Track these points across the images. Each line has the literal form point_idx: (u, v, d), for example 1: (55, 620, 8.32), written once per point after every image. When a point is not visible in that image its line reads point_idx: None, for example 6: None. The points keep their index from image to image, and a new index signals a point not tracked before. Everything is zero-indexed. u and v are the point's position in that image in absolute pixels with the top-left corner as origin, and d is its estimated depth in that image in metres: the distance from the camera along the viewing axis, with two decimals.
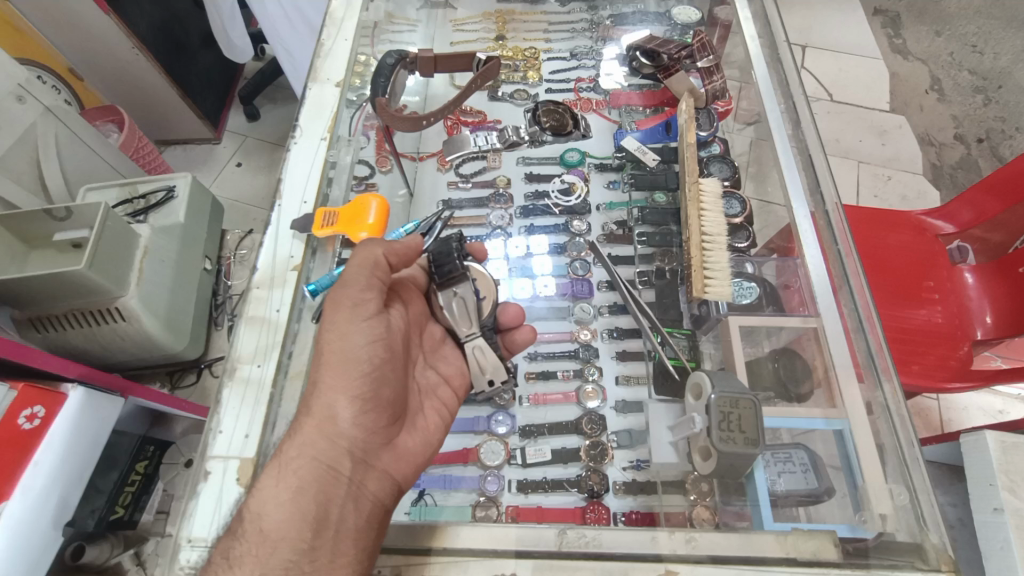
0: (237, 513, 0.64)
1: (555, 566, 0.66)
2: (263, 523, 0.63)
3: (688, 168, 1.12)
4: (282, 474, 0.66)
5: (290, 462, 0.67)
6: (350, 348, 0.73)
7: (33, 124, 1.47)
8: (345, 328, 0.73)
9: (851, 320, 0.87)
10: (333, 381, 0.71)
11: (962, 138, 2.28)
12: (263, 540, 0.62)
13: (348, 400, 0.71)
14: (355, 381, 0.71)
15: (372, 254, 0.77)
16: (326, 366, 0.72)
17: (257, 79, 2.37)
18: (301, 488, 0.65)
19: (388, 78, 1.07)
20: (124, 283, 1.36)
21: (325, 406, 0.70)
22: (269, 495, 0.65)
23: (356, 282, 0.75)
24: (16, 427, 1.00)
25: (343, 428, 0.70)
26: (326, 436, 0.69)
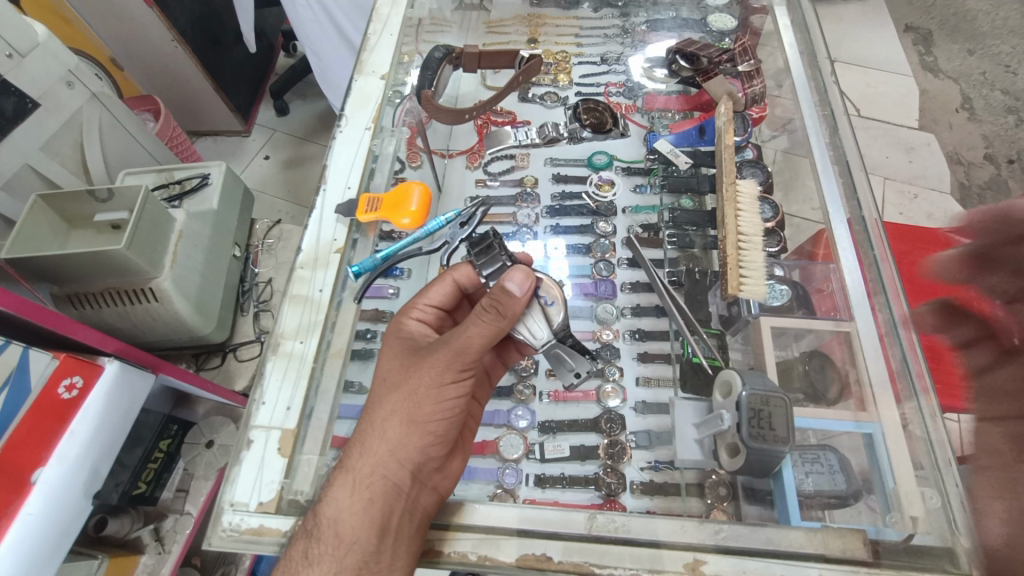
0: (310, 514, 0.67)
1: (585, 549, 0.67)
2: (339, 527, 0.66)
3: (726, 170, 1.12)
4: (356, 486, 0.68)
5: (364, 476, 0.69)
6: (436, 390, 0.72)
7: (80, 108, 1.52)
8: (437, 372, 0.72)
9: (885, 324, 0.87)
10: (411, 414, 0.72)
11: (992, 158, 2.25)
12: (339, 542, 0.65)
13: (422, 432, 0.72)
14: (432, 417, 0.72)
15: (493, 330, 0.72)
16: (405, 397, 0.72)
17: (290, 74, 2.42)
18: (373, 501, 0.68)
19: (434, 71, 1.17)
20: (158, 264, 1.41)
21: (402, 435, 0.71)
22: (343, 501, 0.68)
23: (468, 350, 0.72)
24: (56, 396, 1.03)
25: (415, 455, 0.71)
26: (397, 460, 0.70)
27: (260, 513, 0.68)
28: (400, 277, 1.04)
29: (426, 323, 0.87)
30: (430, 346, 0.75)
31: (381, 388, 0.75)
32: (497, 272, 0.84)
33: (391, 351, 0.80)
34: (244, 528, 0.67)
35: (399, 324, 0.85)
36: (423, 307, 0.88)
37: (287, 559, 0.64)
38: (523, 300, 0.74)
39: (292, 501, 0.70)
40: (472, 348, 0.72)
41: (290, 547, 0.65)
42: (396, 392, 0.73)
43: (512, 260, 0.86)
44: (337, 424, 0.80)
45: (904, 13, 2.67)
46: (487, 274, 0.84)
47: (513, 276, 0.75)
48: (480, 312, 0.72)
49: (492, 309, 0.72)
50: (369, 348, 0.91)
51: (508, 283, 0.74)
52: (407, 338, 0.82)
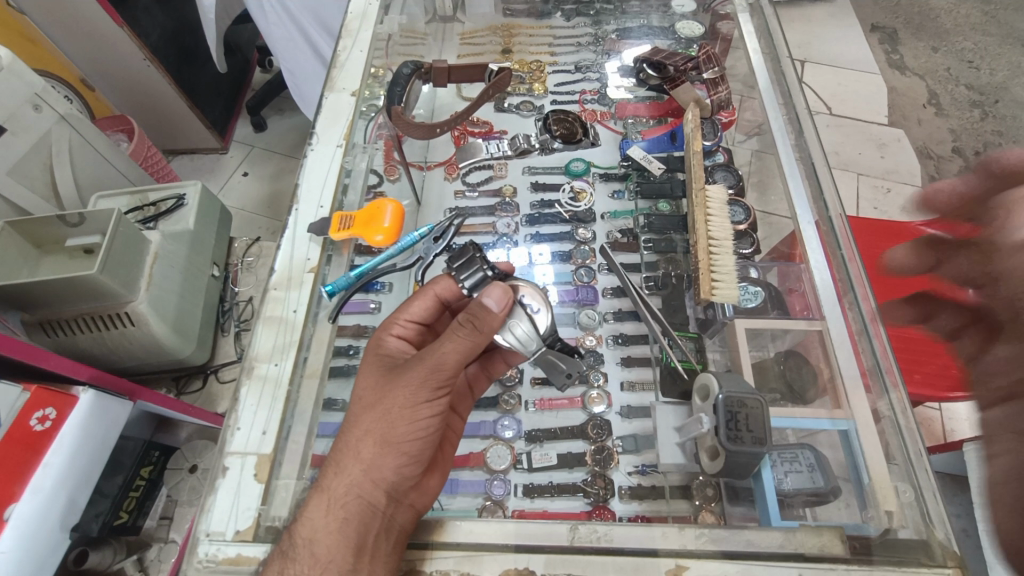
0: (287, 534, 0.66)
1: (566, 561, 0.67)
2: (315, 547, 0.65)
3: (695, 176, 1.13)
4: (331, 506, 0.68)
5: (339, 495, 0.68)
6: (412, 409, 0.71)
7: (48, 131, 1.49)
8: (413, 389, 0.72)
9: (855, 323, 0.88)
10: (385, 434, 0.71)
11: (960, 151, 2.31)
12: (315, 563, 0.64)
13: (397, 452, 0.71)
14: (407, 438, 0.71)
15: (469, 346, 0.72)
16: (379, 417, 0.71)
17: (266, 89, 2.40)
18: (348, 521, 0.67)
19: (404, 87, 1.13)
20: (133, 287, 1.38)
21: (377, 455, 0.70)
22: (319, 521, 0.67)
23: (443, 367, 0.72)
24: (29, 428, 1.00)
25: (391, 474, 0.71)
26: (373, 480, 0.70)
27: (238, 542, 0.67)
28: (382, 291, 1.04)
29: (406, 338, 0.87)
30: (406, 363, 0.75)
31: (356, 409, 0.74)
32: (479, 282, 0.85)
33: (369, 369, 0.79)
34: (221, 558, 0.66)
35: (378, 340, 0.84)
36: (404, 323, 0.87)
37: None
38: (501, 316, 0.75)
39: (270, 527, 0.69)
40: (448, 364, 0.72)
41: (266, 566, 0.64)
42: (370, 412, 0.72)
43: (492, 273, 0.86)
44: (316, 442, 0.79)
45: (870, 14, 2.74)
46: (471, 285, 0.84)
47: (491, 293, 0.76)
48: (456, 326, 0.72)
49: (469, 324, 0.72)
50: (352, 364, 0.92)
51: (486, 299, 0.75)
52: (385, 354, 0.82)
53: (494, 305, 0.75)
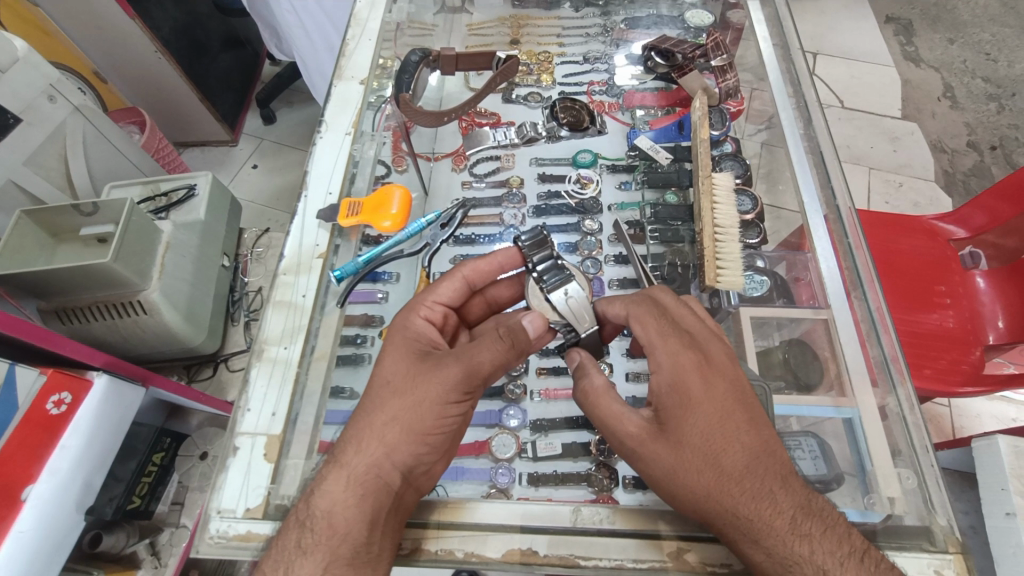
0: (303, 505, 0.67)
1: (569, 541, 0.71)
2: (333, 518, 0.66)
3: (701, 163, 1.13)
4: (350, 482, 0.69)
5: (359, 473, 0.69)
6: (440, 405, 0.73)
7: (63, 122, 1.51)
8: (445, 387, 0.73)
9: (860, 312, 0.89)
10: (411, 423, 0.72)
11: (975, 145, 2.28)
12: (332, 534, 0.65)
13: (420, 441, 0.72)
14: (432, 431, 0.73)
15: (504, 358, 0.74)
16: (409, 406, 0.72)
17: (276, 81, 2.42)
18: (365, 498, 0.68)
19: (411, 75, 1.09)
20: (146, 276, 1.40)
21: (401, 441, 0.71)
22: (338, 495, 0.68)
23: (479, 373, 0.74)
24: (46, 411, 1.03)
25: (411, 460, 0.72)
26: (393, 463, 0.71)
27: (248, 519, 0.69)
28: (388, 281, 1.03)
29: (433, 321, 0.87)
30: (439, 357, 0.76)
31: (383, 392, 0.74)
32: (550, 268, 0.87)
33: (395, 352, 0.79)
34: (232, 535, 0.68)
35: (406, 322, 0.83)
36: (432, 305, 0.87)
37: (279, 549, 0.64)
38: (534, 339, 0.77)
39: (278, 506, 0.70)
40: (481, 372, 0.74)
41: (275, 540, 0.66)
42: (399, 399, 0.73)
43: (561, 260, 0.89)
44: (324, 430, 0.79)
45: (885, 5, 2.70)
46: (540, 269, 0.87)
47: (531, 317, 0.79)
48: (495, 338, 0.73)
49: (507, 339, 0.73)
50: (359, 353, 0.91)
51: (522, 321, 0.77)
52: (413, 339, 0.81)
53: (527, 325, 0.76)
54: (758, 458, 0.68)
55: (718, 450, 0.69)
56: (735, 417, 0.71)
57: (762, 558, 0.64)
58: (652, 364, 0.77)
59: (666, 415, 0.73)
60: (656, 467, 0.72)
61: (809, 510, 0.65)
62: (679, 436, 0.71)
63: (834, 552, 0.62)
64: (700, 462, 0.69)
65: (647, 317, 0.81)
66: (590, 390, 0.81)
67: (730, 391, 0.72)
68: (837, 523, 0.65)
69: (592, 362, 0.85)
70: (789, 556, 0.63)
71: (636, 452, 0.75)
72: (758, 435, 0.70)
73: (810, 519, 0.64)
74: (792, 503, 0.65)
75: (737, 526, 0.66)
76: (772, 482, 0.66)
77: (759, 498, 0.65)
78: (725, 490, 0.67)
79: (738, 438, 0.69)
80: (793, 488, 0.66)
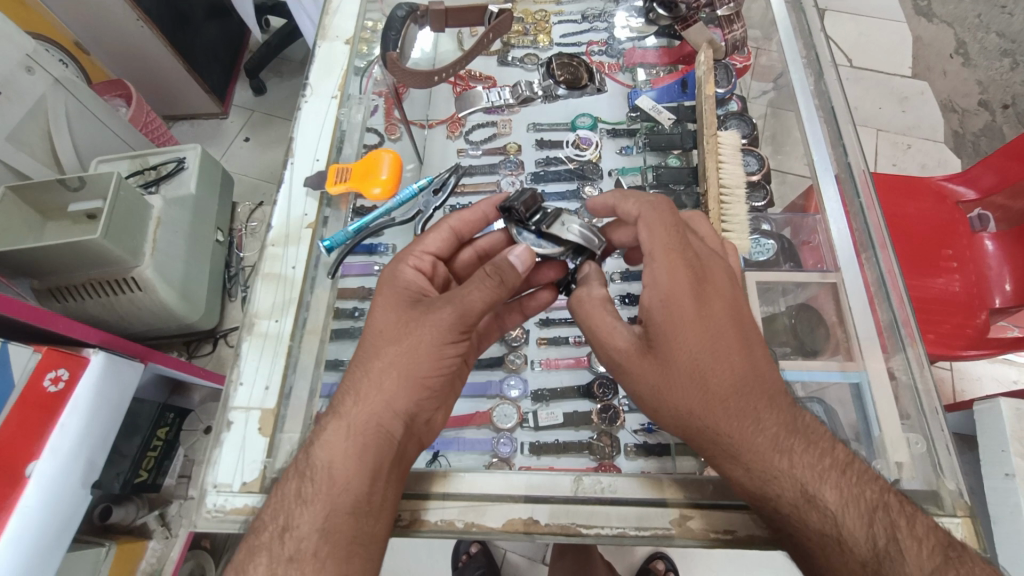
0: (303, 459, 0.67)
1: (570, 511, 0.70)
2: (333, 470, 0.66)
3: (707, 121, 1.07)
4: (350, 433, 0.68)
5: (358, 422, 0.69)
6: (437, 348, 0.72)
7: (44, 95, 1.46)
8: (438, 331, 0.72)
9: (872, 275, 0.86)
10: (409, 369, 0.71)
11: (986, 104, 2.20)
12: (333, 484, 0.65)
13: (420, 387, 0.72)
14: (431, 375, 0.72)
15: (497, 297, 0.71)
16: (404, 353, 0.71)
17: (264, 50, 2.32)
18: (366, 448, 0.67)
19: (399, 32, 1.00)
20: (138, 253, 1.38)
21: (399, 388, 0.71)
22: (338, 446, 0.67)
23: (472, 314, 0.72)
24: (43, 389, 1.01)
25: (412, 408, 0.72)
26: (393, 411, 0.70)
27: (244, 493, 0.69)
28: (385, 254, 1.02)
29: (423, 271, 0.83)
30: (432, 303, 0.74)
31: (377, 341, 0.73)
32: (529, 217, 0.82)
33: (387, 303, 0.77)
34: (229, 508, 0.68)
35: (394, 272, 0.80)
36: (420, 255, 0.84)
37: (281, 501, 0.65)
38: (523, 273, 0.73)
39: (274, 479, 0.70)
40: (475, 311, 0.72)
41: (275, 496, 0.66)
42: (395, 346, 0.72)
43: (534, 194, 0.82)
44: (319, 403, 0.79)
45: None
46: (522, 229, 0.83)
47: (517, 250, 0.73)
48: (483, 278, 0.70)
49: (495, 276, 0.70)
50: (357, 327, 0.91)
51: (509, 255, 0.72)
52: (404, 287, 0.78)
53: (517, 258, 0.72)
54: (746, 380, 0.70)
55: (708, 373, 0.70)
56: (728, 339, 0.71)
57: (740, 473, 0.68)
58: (647, 277, 0.74)
59: (656, 334, 0.73)
60: (643, 385, 0.74)
61: (793, 429, 0.68)
62: (671, 359, 0.71)
63: (814, 466, 0.65)
64: (689, 384, 0.70)
65: (648, 229, 0.77)
66: (585, 299, 0.80)
67: (727, 317, 0.73)
68: (823, 440, 0.68)
69: (599, 275, 0.83)
70: (767, 470, 0.66)
71: (622, 367, 0.76)
72: (748, 358, 0.71)
73: (792, 437, 0.67)
74: (776, 423, 0.68)
75: (717, 443, 0.69)
76: (758, 403, 0.69)
77: (743, 418, 0.68)
78: (710, 410, 0.69)
79: (730, 361, 0.70)
80: (779, 409, 0.69)
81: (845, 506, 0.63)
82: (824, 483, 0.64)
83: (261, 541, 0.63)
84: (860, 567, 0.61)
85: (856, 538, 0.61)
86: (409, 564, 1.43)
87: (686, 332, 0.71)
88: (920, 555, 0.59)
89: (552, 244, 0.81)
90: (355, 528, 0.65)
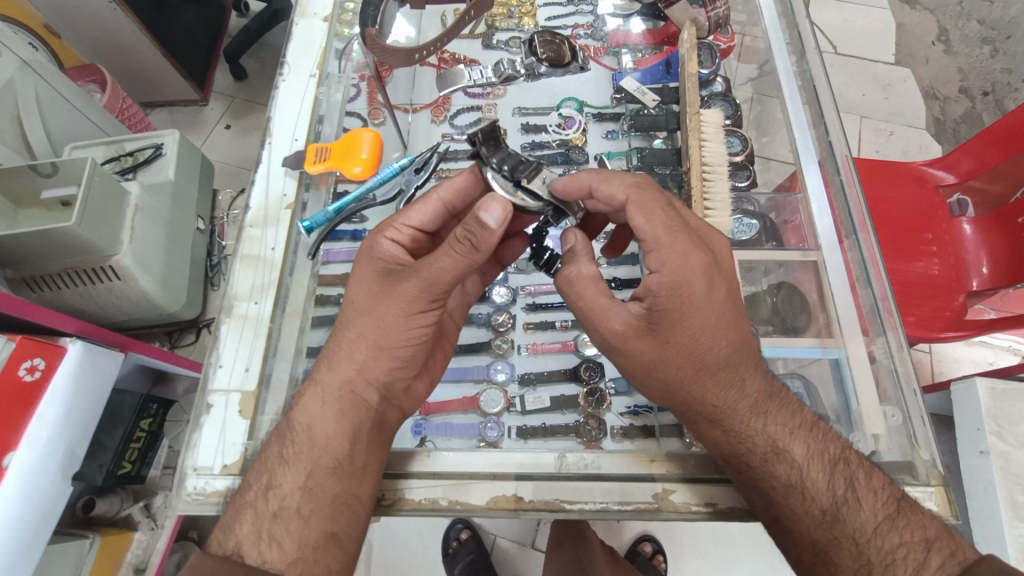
0: (284, 423, 0.70)
1: (554, 487, 0.71)
2: (314, 432, 0.69)
3: (689, 100, 1.07)
4: (326, 399, 0.71)
5: (333, 389, 0.71)
6: (404, 320, 0.71)
7: (12, 78, 1.41)
8: (406, 302, 0.71)
9: (853, 257, 0.87)
10: (377, 339, 0.72)
11: (967, 91, 2.17)
12: (313, 446, 0.69)
13: (389, 356, 0.73)
14: (398, 345, 0.73)
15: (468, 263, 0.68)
16: (372, 323, 0.72)
17: (243, 34, 2.25)
18: (343, 412, 0.70)
19: (377, 8, 0.98)
20: (116, 240, 1.34)
21: (369, 357, 0.72)
22: (315, 412, 0.70)
23: (440, 283, 0.70)
24: (18, 379, 0.98)
25: (385, 377, 0.74)
26: (365, 378, 0.72)
27: (226, 475, 0.69)
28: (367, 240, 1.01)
29: (401, 244, 0.80)
30: (399, 274, 0.72)
31: (349, 313, 0.74)
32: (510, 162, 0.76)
33: (361, 277, 0.75)
34: (210, 491, 0.68)
35: (371, 244, 0.78)
36: (400, 226, 0.79)
37: (264, 461, 0.68)
38: (500, 232, 0.67)
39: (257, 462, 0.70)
40: (444, 280, 0.69)
41: (263, 458, 0.68)
42: (364, 317, 0.73)
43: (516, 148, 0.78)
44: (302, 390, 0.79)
45: None
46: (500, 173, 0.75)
47: (490, 205, 0.66)
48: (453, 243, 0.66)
49: (467, 242, 0.66)
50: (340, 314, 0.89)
51: (483, 213, 0.65)
52: (379, 259, 0.77)
53: (491, 219, 0.65)
54: (741, 353, 0.72)
55: (704, 349, 0.71)
56: (724, 314, 0.72)
57: (718, 434, 0.72)
58: (653, 263, 0.71)
59: (660, 316, 0.71)
60: (637, 361, 0.75)
61: (770, 393, 0.72)
62: (668, 336, 0.72)
63: (786, 424, 0.71)
64: (682, 358, 0.72)
65: (643, 213, 0.73)
66: (574, 280, 0.77)
67: (726, 295, 0.72)
68: (792, 402, 0.73)
69: (587, 248, 0.80)
70: (743, 431, 0.70)
71: (619, 348, 0.76)
72: (741, 333, 0.72)
73: (770, 401, 0.72)
74: (758, 389, 0.72)
75: (702, 410, 0.73)
76: (745, 372, 0.72)
77: (729, 386, 0.71)
78: (700, 381, 0.72)
79: (724, 336, 0.71)
80: (761, 376, 0.73)
81: (810, 460, 0.68)
82: (794, 438, 0.70)
83: (247, 499, 0.66)
84: (818, 514, 0.66)
85: (818, 488, 0.67)
86: (399, 552, 1.43)
87: (679, 308, 0.70)
88: (874, 504, 0.65)
89: (532, 198, 0.76)
90: (337, 488, 0.67)
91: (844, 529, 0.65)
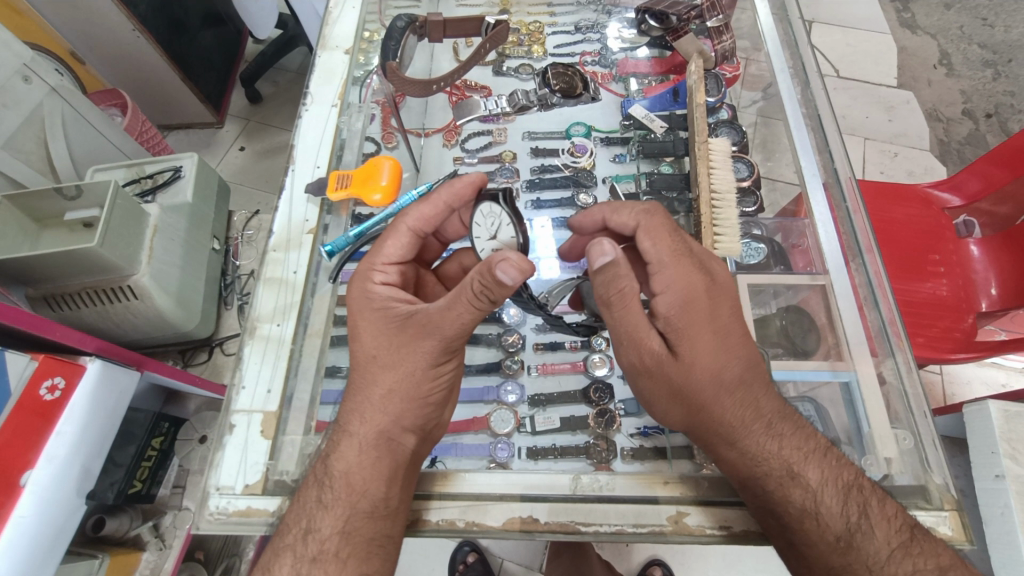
0: (319, 468, 0.70)
1: (570, 509, 0.71)
2: (351, 478, 0.69)
3: (698, 129, 1.10)
4: (364, 447, 0.71)
5: (369, 439, 0.71)
6: (430, 371, 0.75)
7: (40, 103, 1.46)
8: (429, 357, 0.74)
9: (859, 278, 0.89)
10: (410, 392, 0.74)
11: (970, 113, 2.26)
12: (351, 491, 0.69)
13: (422, 404, 0.74)
14: (429, 394, 0.75)
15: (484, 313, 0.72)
16: (401, 378, 0.73)
17: (259, 60, 2.33)
18: (379, 459, 0.70)
19: (398, 42, 1.02)
20: (135, 260, 1.38)
21: (401, 409, 0.73)
22: (352, 458, 0.70)
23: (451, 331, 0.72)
24: (40, 397, 1.01)
25: (418, 423, 0.75)
26: (401, 427, 0.73)
27: (247, 495, 0.70)
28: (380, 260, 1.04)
29: (391, 282, 0.81)
30: (417, 325, 0.73)
31: (372, 367, 0.74)
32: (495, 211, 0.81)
33: (371, 328, 0.76)
34: (231, 510, 0.69)
35: (365, 293, 0.78)
36: (383, 268, 0.81)
37: (301, 505, 0.68)
38: (513, 287, 0.68)
39: (278, 482, 0.71)
40: (458, 334, 0.73)
41: (302, 483, 0.70)
42: (389, 372, 0.74)
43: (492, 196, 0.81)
44: (320, 410, 0.80)
45: None
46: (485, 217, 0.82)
47: (506, 264, 0.67)
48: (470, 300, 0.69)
49: (484, 297, 0.69)
50: None
51: (499, 273, 0.66)
52: (380, 308, 0.76)
53: (508, 280, 0.67)
54: (751, 371, 0.75)
55: (718, 366, 0.73)
56: (733, 334, 0.75)
57: (731, 452, 0.73)
58: (660, 281, 0.75)
59: (674, 331, 0.74)
60: (655, 372, 0.77)
61: (783, 414, 0.74)
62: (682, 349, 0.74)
63: (801, 447, 0.71)
64: (696, 372, 0.74)
65: (651, 238, 0.77)
66: None
67: (733, 314, 0.76)
68: (804, 423, 0.75)
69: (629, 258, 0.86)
70: (759, 449, 0.71)
71: (636, 355, 0.78)
72: (750, 351, 0.76)
73: (784, 422, 0.73)
74: (771, 409, 0.74)
75: (718, 428, 0.74)
76: (758, 391, 0.74)
77: (744, 405, 0.73)
78: (716, 398, 0.73)
79: (736, 353, 0.74)
80: (773, 397, 0.75)
81: (825, 484, 0.69)
82: (808, 462, 0.70)
83: (286, 542, 0.67)
84: (833, 540, 0.67)
85: (832, 514, 0.67)
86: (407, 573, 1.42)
87: (690, 327, 0.74)
88: (888, 532, 0.65)
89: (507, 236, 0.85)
90: (373, 530, 0.68)
91: (858, 555, 0.65)
